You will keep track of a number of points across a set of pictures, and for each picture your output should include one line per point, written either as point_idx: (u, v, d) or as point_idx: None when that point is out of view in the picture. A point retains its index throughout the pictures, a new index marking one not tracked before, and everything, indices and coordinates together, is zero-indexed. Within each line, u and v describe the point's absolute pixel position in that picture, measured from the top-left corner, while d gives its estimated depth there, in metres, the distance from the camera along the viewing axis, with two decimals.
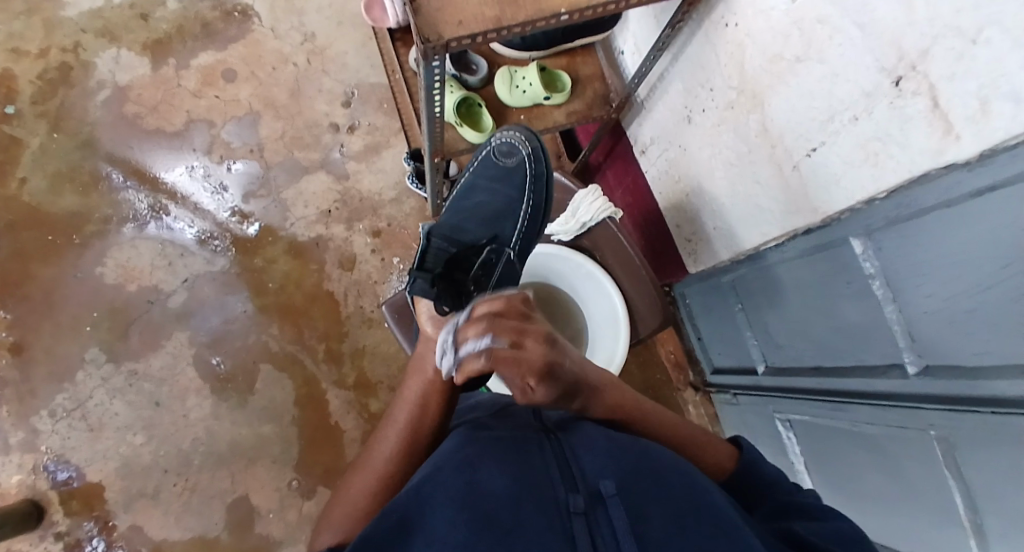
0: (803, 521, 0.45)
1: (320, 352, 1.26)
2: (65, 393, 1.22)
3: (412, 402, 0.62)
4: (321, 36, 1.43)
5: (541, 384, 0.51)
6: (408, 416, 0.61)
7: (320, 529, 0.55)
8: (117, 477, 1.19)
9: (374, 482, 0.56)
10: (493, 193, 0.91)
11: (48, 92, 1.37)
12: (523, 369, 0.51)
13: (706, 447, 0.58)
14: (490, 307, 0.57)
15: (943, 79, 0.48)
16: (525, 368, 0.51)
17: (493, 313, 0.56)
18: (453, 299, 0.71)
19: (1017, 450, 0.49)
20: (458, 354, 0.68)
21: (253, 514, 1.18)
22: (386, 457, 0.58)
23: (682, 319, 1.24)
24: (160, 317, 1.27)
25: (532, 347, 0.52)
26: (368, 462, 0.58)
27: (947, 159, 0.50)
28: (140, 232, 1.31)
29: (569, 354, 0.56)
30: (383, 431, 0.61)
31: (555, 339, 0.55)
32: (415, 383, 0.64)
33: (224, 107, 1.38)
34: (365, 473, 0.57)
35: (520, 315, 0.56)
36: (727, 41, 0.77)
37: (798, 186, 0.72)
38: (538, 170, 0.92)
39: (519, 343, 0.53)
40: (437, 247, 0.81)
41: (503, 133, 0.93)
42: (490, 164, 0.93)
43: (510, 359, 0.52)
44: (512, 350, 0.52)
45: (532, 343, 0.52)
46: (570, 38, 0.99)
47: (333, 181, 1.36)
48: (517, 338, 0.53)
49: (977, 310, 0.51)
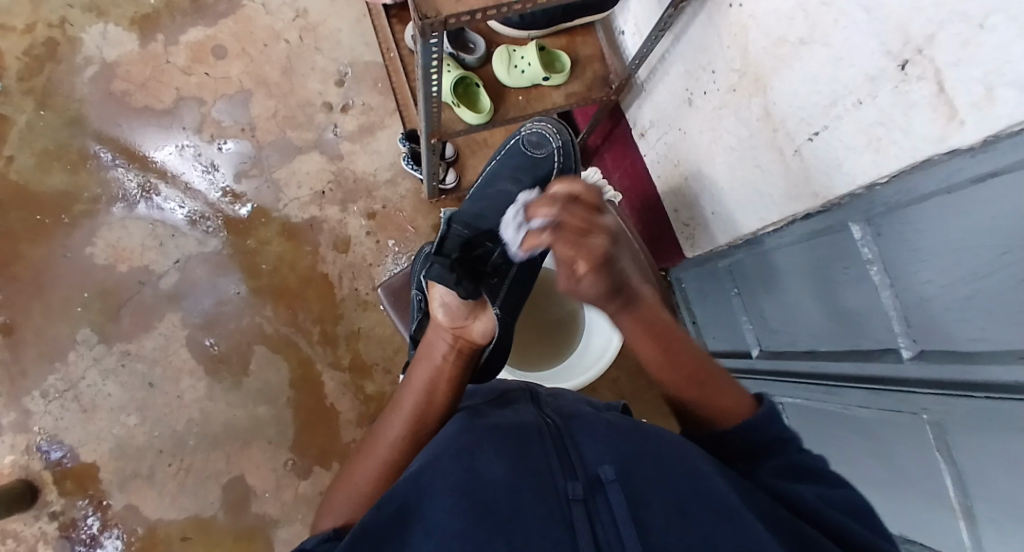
0: (810, 483, 0.46)
1: (315, 335, 1.26)
2: (57, 374, 1.21)
3: (419, 388, 0.63)
4: (314, 12, 1.40)
5: (591, 273, 0.59)
6: (413, 406, 0.62)
7: (324, 512, 0.55)
8: (111, 458, 1.19)
9: (378, 472, 0.56)
10: (517, 184, 0.91)
11: (34, 67, 1.34)
12: (580, 253, 0.60)
13: (720, 389, 0.56)
14: (568, 194, 0.66)
15: (949, 64, 0.48)
16: (582, 253, 0.60)
17: (569, 201, 0.65)
18: (472, 286, 0.71)
19: (1009, 436, 0.49)
20: (467, 343, 0.70)
21: (249, 495, 1.19)
22: (390, 445, 0.59)
23: (679, 304, 1.25)
24: (152, 298, 1.25)
25: (595, 239, 0.61)
26: (373, 449, 0.59)
27: (950, 145, 0.50)
28: (130, 212, 1.29)
29: (622, 260, 0.64)
30: (387, 421, 0.62)
31: (616, 246, 0.64)
32: (422, 369, 0.65)
33: (214, 84, 1.35)
34: (370, 460, 0.58)
35: (589, 211, 0.64)
36: (731, 23, 0.75)
37: (799, 171, 0.72)
38: (565, 165, 0.93)
39: (584, 233, 0.61)
40: (456, 232, 0.82)
41: (534, 124, 0.94)
42: (518, 156, 0.93)
43: (572, 241, 0.61)
44: (576, 234, 0.61)
45: (595, 237, 0.61)
46: (570, 18, 0.97)
47: (327, 161, 1.34)
48: (585, 226, 0.61)
49: (973, 296, 0.52)
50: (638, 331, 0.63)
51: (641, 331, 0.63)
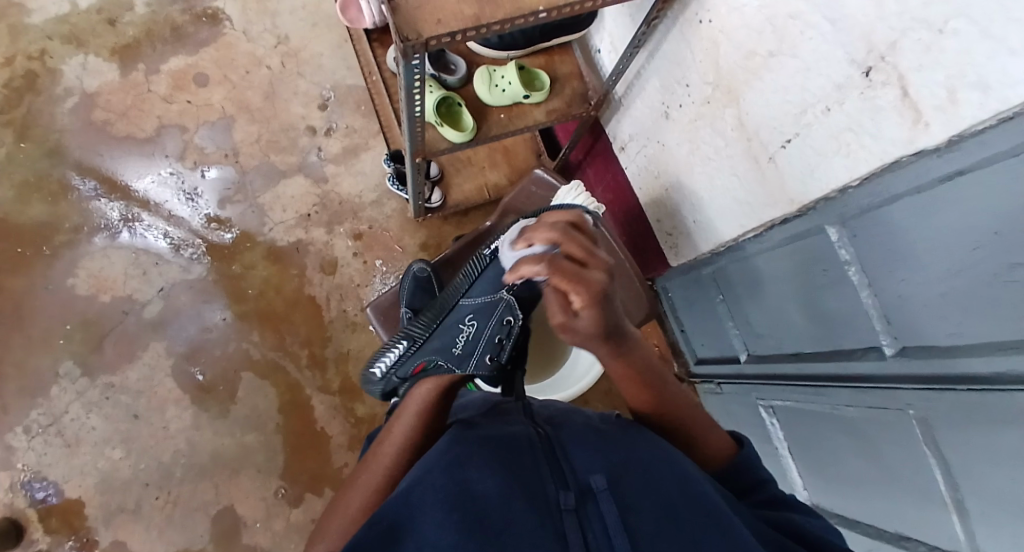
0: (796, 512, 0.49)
1: (303, 358, 1.25)
2: (39, 408, 1.19)
3: (411, 412, 0.61)
4: (295, 38, 1.41)
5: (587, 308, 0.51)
6: (407, 428, 0.60)
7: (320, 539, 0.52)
8: (96, 493, 1.16)
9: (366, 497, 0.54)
10: None
11: (14, 100, 1.33)
12: (577, 289, 0.50)
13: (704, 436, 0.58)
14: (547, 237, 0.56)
15: (913, 71, 0.50)
16: (580, 289, 0.50)
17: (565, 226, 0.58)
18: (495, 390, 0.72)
19: (993, 425, 0.51)
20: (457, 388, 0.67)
21: (239, 526, 1.16)
22: (384, 465, 0.57)
23: (665, 313, 1.26)
24: (136, 328, 1.24)
25: (592, 273, 0.52)
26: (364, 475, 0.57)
27: (918, 147, 0.52)
28: (112, 241, 1.28)
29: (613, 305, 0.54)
30: (381, 442, 0.60)
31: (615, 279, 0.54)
32: (417, 396, 0.63)
33: (196, 111, 1.36)
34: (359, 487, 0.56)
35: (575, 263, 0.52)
36: (702, 38, 0.78)
37: (775, 178, 0.74)
38: None
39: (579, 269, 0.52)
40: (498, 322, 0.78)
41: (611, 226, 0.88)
42: None
43: (568, 276, 0.50)
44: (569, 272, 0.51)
45: (592, 270, 0.52)
46: (548, 37, 0.99)
47: (312, 184, 1.34)
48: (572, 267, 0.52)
49: (948, 291, 0.53)
50: (623, 369, 0.59)
51: (624, 372, 0.59)
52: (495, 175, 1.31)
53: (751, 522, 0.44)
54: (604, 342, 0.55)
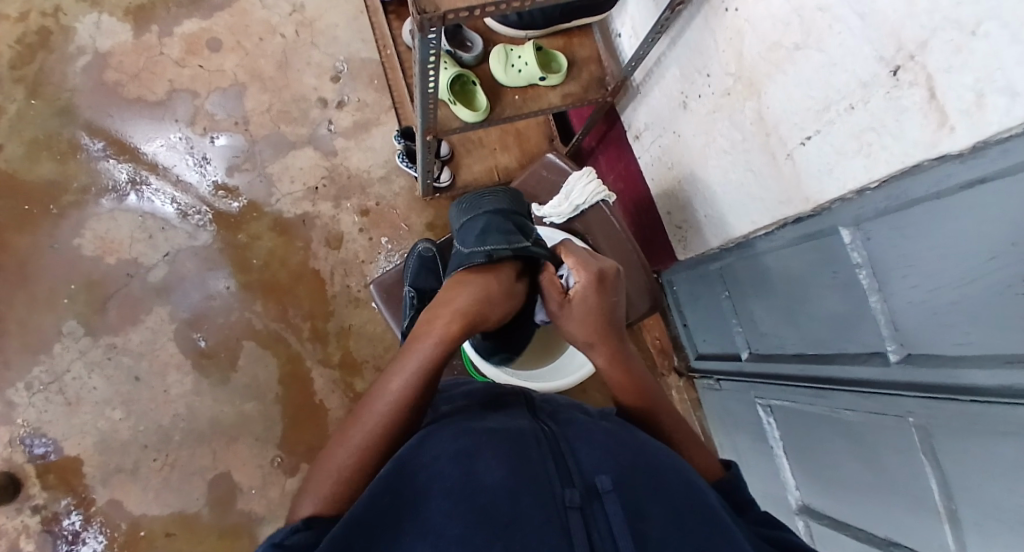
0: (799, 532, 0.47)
1: (305, 331, 1.25)
2: (41, 365, 1.20)
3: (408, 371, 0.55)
4: (311, 7, 1.39)
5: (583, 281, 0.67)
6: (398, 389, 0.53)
7: (299, 498, 0.47)
8: (95, 452, 1.17)
9: (354, 456, 0.49)
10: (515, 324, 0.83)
11: (26, 56, 1.32)
12: (580, 267, 0.69)
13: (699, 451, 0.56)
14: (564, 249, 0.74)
15: (941, 72, 0.48)
16: (580, 267, 0.69)
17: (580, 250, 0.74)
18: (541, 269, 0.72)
19: (993, 438, 0.50)
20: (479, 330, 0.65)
21: (235, 492, 1.17)
22: (378, 421, 0.51)
23: (669, 307, 1.25)
24: (140, 292, 1.24)
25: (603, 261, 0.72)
26: (355, 428, 0.51)
27: (941, 151, 0.50)
28: (120, 203, 1.28)
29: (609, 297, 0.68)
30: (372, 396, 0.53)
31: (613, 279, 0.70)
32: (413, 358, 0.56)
33: (208, 77, 1.34)
34: (349, 443, 0.50)
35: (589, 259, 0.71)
36: (726, 28, 0.76)
37: (791, 175, 0.73)
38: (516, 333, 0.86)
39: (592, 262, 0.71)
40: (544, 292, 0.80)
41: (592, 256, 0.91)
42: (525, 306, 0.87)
43: (580, 259, 0.70)
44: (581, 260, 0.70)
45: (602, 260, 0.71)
46: (567, 18, 0.97)
47: (321, 157, 1.33)
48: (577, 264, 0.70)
49: (959, 302, 0.52)
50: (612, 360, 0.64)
51: (609, 361, 0.65)
52: (506, 158, 1.29)
53: (748, 535, 0.44)
54: (597, 332, 0.66)
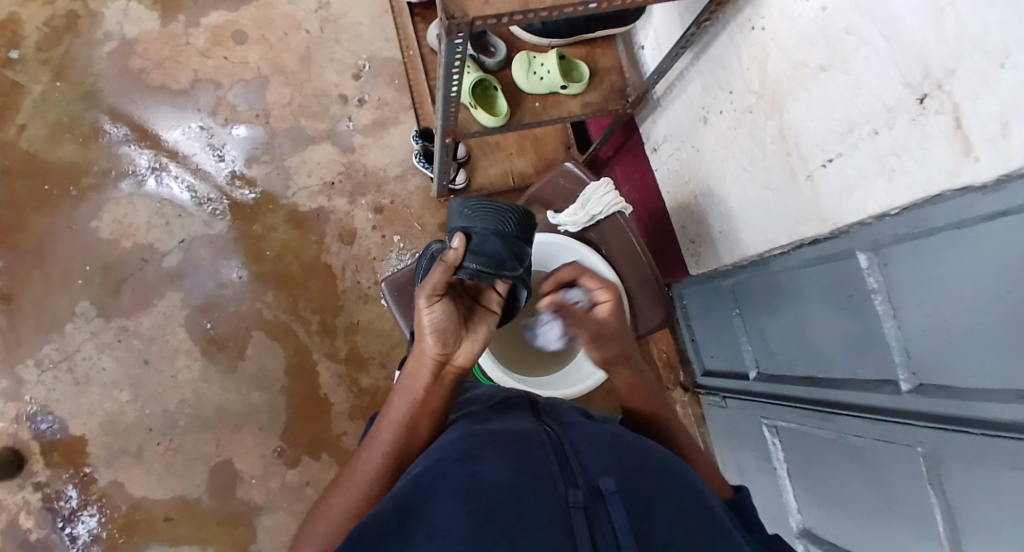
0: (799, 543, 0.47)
1: (314, 324, 1.26)
2: (53, 344, 1.21)
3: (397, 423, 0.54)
4: (336, 3, 1.40)
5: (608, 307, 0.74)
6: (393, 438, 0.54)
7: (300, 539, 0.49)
8: (101, 433, 1.19)
9: (351, 503, 0.50)
10: None
11: (54, 39, 1.34)
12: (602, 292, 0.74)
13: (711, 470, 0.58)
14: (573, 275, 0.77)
15: (967, 101, 0.48)
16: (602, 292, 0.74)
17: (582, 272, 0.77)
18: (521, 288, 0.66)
19: (1002, 471, 0.49)
20: (451, 369, 0.58)
21: (236, 480, 1.18)
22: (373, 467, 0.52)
23: (678, 320, 1.25)
24: (153, 277, 1.25)
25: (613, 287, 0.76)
26: (353, 476, 0.52)
27: (962, 181, 0.50)
28: (139, 188, 1.29)
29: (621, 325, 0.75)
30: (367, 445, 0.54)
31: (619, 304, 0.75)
32: (399, 401, 0.56)
33: (231, 68, 1.36)
34: (348, 491, 0.51)
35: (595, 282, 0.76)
36: (751, 45, 0.76)
37: (810, 196, 0.73)
38: None
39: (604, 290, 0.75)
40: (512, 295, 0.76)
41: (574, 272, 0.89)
42: None
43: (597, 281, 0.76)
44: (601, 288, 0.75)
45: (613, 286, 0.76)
46: (592, 28, 0.98)
47: (339, 152, 1.34)
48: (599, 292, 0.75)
49: (977, 332, 0.52)
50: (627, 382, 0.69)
51: (626, 382, 0.69)
52: (522, 163, 1.30)
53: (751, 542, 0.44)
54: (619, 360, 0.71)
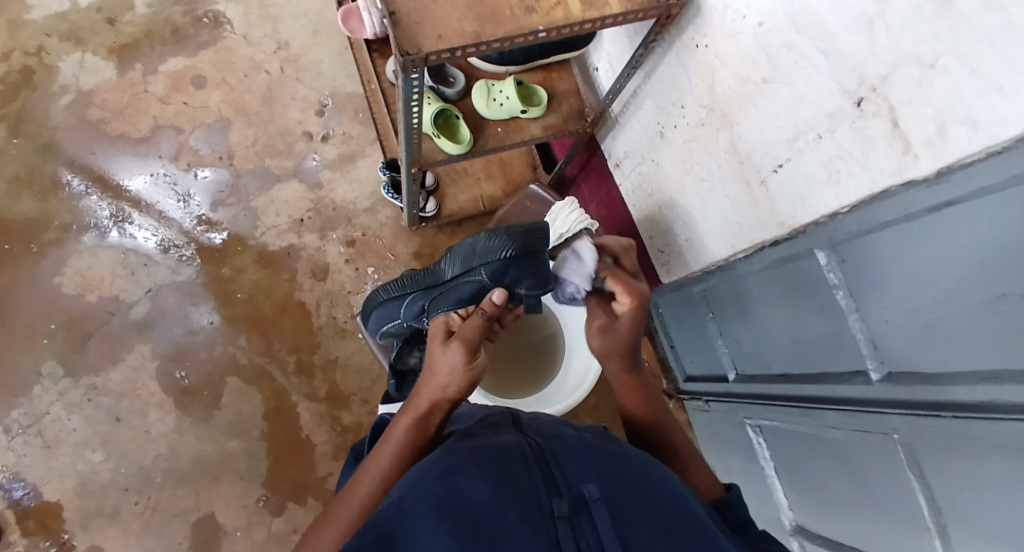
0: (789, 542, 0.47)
1: (291, 365, 1.24)
2: (21, 408, 1.17)
3: (395, 442, 0.54)
4: (295, 43, 1.42)
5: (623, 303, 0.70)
6: (388, 457, 0.53)
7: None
8: (74, 496, 1.14)
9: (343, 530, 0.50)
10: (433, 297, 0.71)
11: (8, 94, 1.32)
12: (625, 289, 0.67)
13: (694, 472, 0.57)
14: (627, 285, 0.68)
15: (901, 101, 0.51)
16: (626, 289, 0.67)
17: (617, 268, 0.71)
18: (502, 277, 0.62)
19: (975, 452, 0.51)
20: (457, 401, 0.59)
21: (219, 534, 1.14)
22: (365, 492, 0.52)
23: (655, 329, 1.27)
24: (121, 328, 1.22)
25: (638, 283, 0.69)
26: (343, 506, 0.52)
27: (906, 177, 0.53)
28: (101, 240, 1.27)
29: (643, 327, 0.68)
30: (364, 469, 0.54)
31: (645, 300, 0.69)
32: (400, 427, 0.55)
33: (193, 113, 1.35)
34: (337, 521, 0.51)
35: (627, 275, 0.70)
36: (698, 62, 0.80)
37: (766, 201, 0.76)
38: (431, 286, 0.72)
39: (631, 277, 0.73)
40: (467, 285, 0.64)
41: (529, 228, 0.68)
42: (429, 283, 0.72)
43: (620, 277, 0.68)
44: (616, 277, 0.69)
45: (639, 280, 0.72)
46: (547, 55, 1.00)
47: (307, 189, 1.34)
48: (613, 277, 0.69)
49: (936, 318, 0.54)
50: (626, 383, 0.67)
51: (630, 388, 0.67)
52: (490, 187, 1.31)
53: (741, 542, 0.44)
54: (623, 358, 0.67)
